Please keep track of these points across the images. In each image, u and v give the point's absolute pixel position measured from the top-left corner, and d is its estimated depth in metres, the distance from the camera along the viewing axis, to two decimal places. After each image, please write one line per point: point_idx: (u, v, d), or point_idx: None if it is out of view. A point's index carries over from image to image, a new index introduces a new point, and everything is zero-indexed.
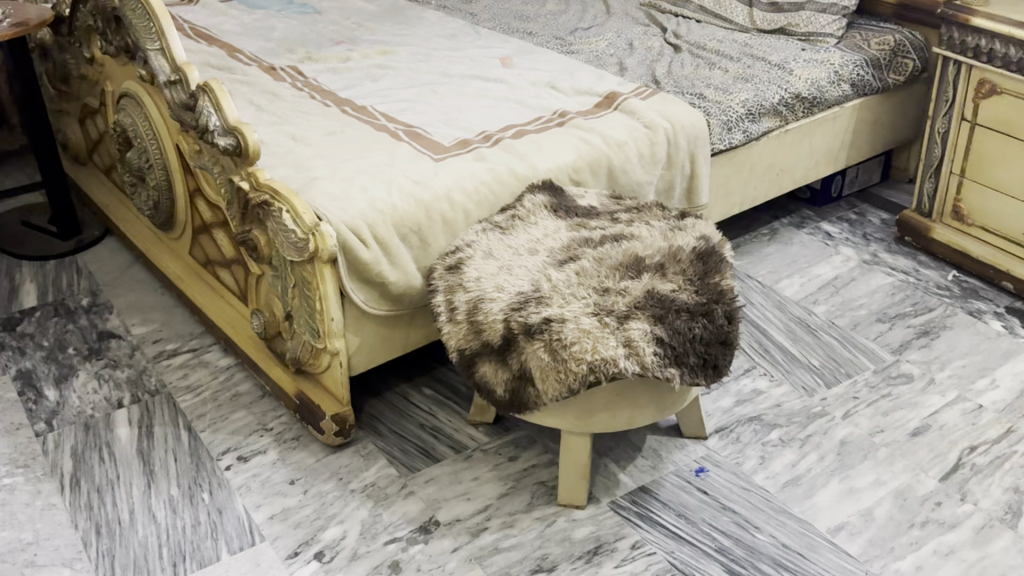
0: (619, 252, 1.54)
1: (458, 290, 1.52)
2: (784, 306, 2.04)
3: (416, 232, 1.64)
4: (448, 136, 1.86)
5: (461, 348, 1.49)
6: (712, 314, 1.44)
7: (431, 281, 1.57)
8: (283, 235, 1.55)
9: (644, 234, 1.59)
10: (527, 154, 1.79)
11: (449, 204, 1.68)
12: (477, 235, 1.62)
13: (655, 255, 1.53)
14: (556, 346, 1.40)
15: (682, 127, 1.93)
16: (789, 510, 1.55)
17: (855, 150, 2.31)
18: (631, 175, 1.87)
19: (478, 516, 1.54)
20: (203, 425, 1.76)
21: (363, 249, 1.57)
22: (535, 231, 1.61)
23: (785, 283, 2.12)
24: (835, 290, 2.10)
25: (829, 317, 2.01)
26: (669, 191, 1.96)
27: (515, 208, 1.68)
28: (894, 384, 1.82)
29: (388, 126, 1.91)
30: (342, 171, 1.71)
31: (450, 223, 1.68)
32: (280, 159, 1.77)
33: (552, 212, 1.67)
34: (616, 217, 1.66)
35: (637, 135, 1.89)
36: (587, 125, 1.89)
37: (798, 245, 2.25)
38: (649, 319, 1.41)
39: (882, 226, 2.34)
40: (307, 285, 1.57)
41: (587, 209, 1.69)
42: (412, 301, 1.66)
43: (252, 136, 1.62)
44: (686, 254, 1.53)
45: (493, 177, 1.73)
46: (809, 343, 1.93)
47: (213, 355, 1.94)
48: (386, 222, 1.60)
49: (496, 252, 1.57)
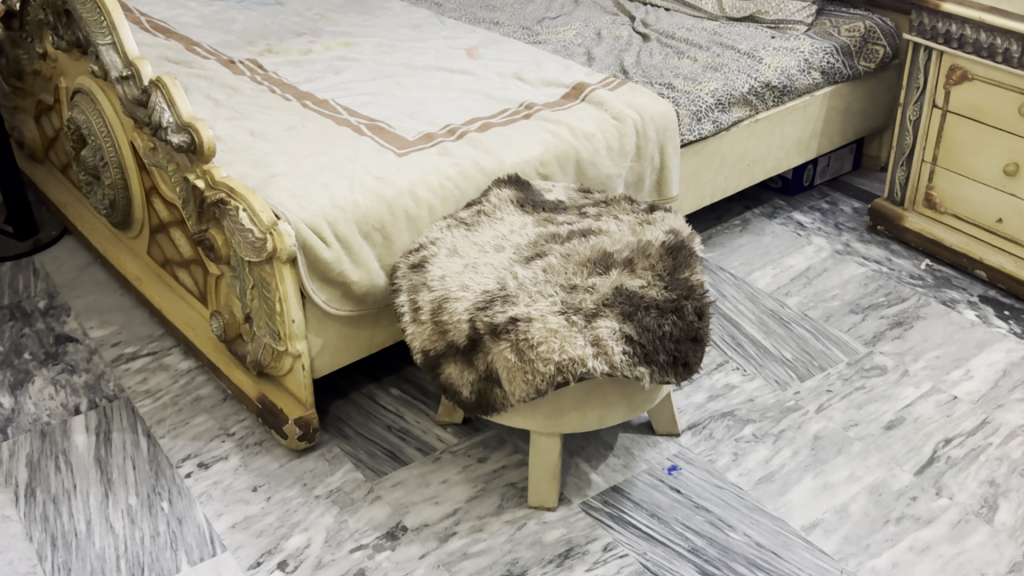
0: (586, 248, 1.50)
1: (422, 289, 1.48)
2: (756, 298, 2.01)
3: (379, 230, 1.60)
4: (412, 129, 1.81)
5: (425, 348, 1.45)
6: (682, 310, 1.41)
7: (395, 281, 1.53)
8: (240, 234, 1.51)
9: (612, 228, 1.55)
10: (493, 148, 1.75)
11: (413, 200, 1.63)
12: (442, 231, 1.57)
13: (624, 251, 1.49)
14: (523, 346, 1.36)
15: (651, 119, 1.89)
16: (763, 508, 1.52)
17: (826, 138, 2.29)
18: (600, 169, 1.83)
19: (447, 520, 1.51)
20: (163, 431, 1.71)
21: (324, 248, 1.52)
22: (501, 227, 1.57)
23: (758, 274, 2.09)
24: (807, 281, 2.07)
25: (802, 309, 1.98)
26: (639, 183, 1.92)
27: (481, 204, 1.64)
28: (868, 376, 1.80)
29: (350, 120, 1.86)
30: (302, 169, 1.66)
31: (414, 220, 1.63)
32: (238, 156, 1.72)
33: (519, 206, 1.63)
34: (584, 211, 1.62)
35: (605, 128, 1.85)
36: (554, 117, 1.85)
37: (770, 235, 2.23)
38: (617, 316, 1.38)
39: (854, 215, 2.32)
40: (267, 286, 1.53)
41: (554, 204, 1.65)
42: (376, 301, 1.61)
43: (206, 132, 1.58)
44: (655, 249, 1.49)
45: (459, 172, 1.69)
46: (782, 336, 1.90)
47: (174, 357, 1.89)
48: (347, 220, 1.56)
49: (460, 249, 1.52)
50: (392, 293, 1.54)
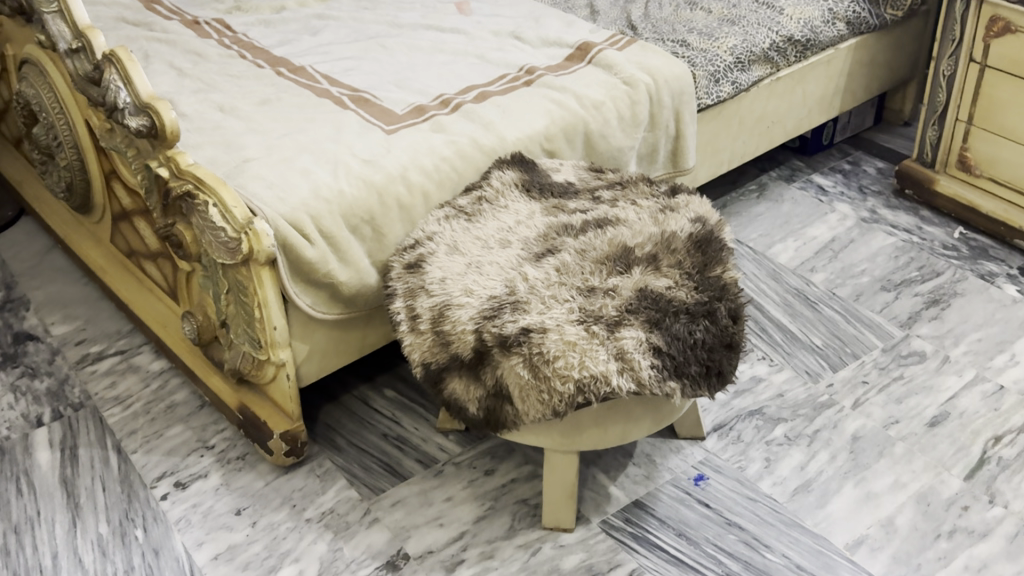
0: (604, 242, 1.33)
1: (419, 293, 1.31)
2: (779, 275, 1.86)
3: (369, 222, 1.42)
4: (401, 101, 1.63)
5: (426, 361, 1.28)
6: (715, 314, 1.25)
7: (388, 282, 1.36)
8: (211, 233, 1.33)
9: (630, 217, 1.38)
10: (493, 122, 1.56)
11: (405, 186, 1.45)
12: (439, 224, 1.40)
13: (647, 244, 1.32)
14: (537, 362, 1.20)
15: (666, 82, 1.70)
16: (802, 524, 1.38)
17: (849, 94, 2.11)
18: (610, 141, 1.65)
19: (453, 546, 1.36)
20: (135, 446, 1.55)
21: (308, 246, 1.35)
22: (506, 218, 1.40)
23: (779, 248, 1.93)
24: (833, 255, 1.91)
25: (829, 287, 1.82)
26: (653, 155, 1.74)
27: (482, 190, 1.46)
28: (905, 364, 1.65)
29: (331, 91, 1.67)
30: (280, 153, 1.47)
31: (407, 209, 1.45)
32: (207, 137, 1.53)
33: (525, 191, 1.45)
34: (598, 194, 1.44)
35: (616, 95, 1.66)
36: (558, 83, 1.66)
37: (789, 203, 2.07)
38: (644, 325, 1.21)
39: (878, 177, 2.15)
40: (243, 290, 1.35)
41: (563, 186, 1.47)
42: (367, 302, 1.44)
43: (168, 113, 1.38)
44: (681, 241, 1.32)
45: (455, 153, 1.51)
46: (810, 318, 1.75)
47: (145, 357, 1.72)
48: (333, 213, 1.38)
49: (462, 245, 1.35)
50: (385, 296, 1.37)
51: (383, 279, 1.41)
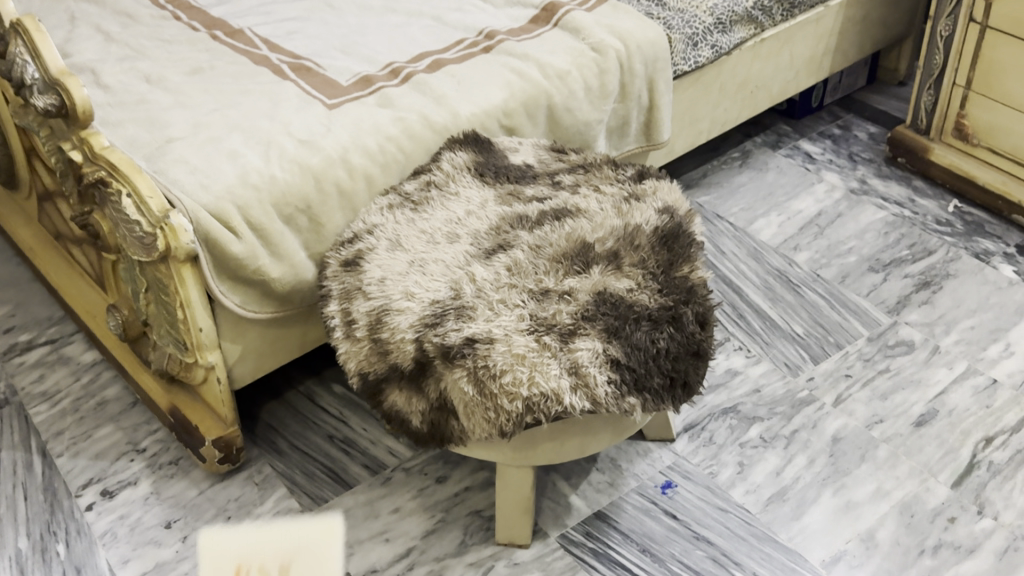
0: (561, 236, 1.21)
1: (356, 295, 1.18)
2: (760, 255, 1.74)
3: (305, 211, 1.29)
4: (346, 70, 1.49)
5: (362, 371, 1.16)
6: (681, 320, 1.13)
7: (324, 280, 1.23)
8: (126, 227, 1.21)
9: (591, 207, 1.25)
10: (445, 95, 1.43)
11: (346, 169, 1.32)
12: (381, 214, 1.27)
13: (608, 239, 1.20)
14: (482, 376, 1.08)
15: (638, 48, 1.56)
16: (775, 538, 1.27)
17: (840, 54, 1.96)
18: (576, 115, 1.52)
19: (398, 565, 1.26)
20: (61, 448, 1.43)
21: (234, 240, 1.22)
22: (455, 207, 1.27)
23: (761, 223, 1.82)
24: (819, 232, 1.79)
25: (813, 269, 1.71)
26: (623, 127, 1.61)
27: (431, 174, 1.33)
28: (892, 355, 1.53)
29: (270, 57, 1.53)
30: (209, 133, 1.34)
31: (349, 196, 1.33)
32: (129, 112, 1.39)
33: (478, 176, 1.32)
34: (558, 179, 1.32)
35: (582, 63, 1.52)
36: (520, 50, 1.52)
37: (774, 172, 1.95)
38: (601, 335, 1.09)
39: (869, 144, 2.02)
40: (164, 289, 1.23)
41: (521, 169, 1.34)
42: (304, 299, 1.32)
43: (79, 90, 1.24)
44: (646, 236, 1.20)
45: (403, 131, 1.37)
46: (791, 303, 1.63)
47: (76, 347, 1.60)
48: (263, 202, 1.25)
49: (404, 240, 1.22)
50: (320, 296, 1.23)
51: (320, 275, 1.28)
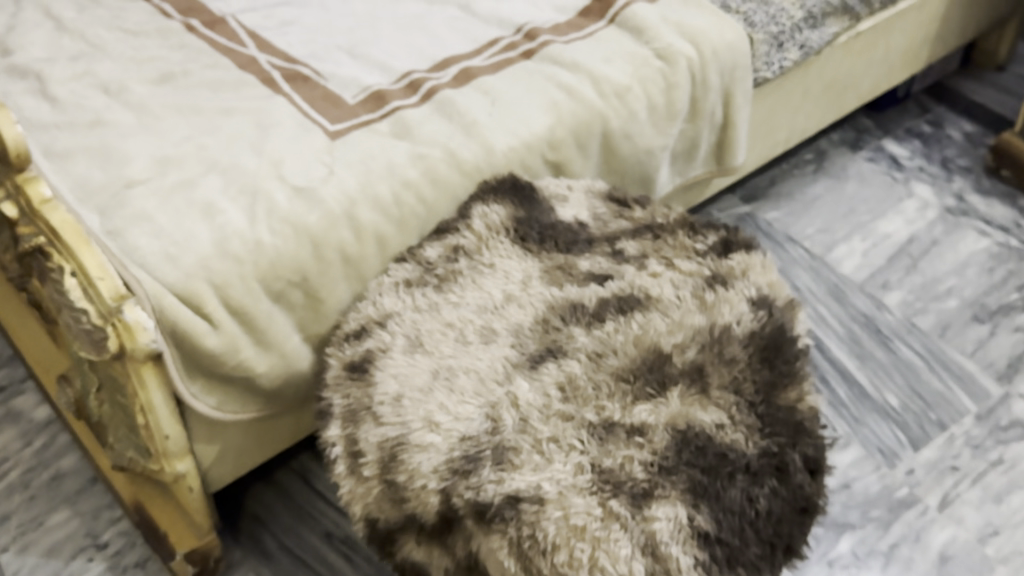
0: (627, 339, 0.94)
1: (364, 417, 0.90)
2: (842, 295, 1.48)
3: (300, 285, 1.02)
4: (352, 82, 1.20)
5: (371, 517, 0.90)
6: (787, 470, 0.86)
7: (321, 389, 0.95)
8: (70, 315, 0.94)
9: (665, 294, 0.98)
10: (476, 121, 1.13)
11: (351, 230, 1.05)
12: (396, 294, 1.00)
13: (689, 347, 0.93)
14: (527, 552, 0.81)
15: (714, 54, 1.26)
16: None
17: (940, 42, 1.65)
18: (636, 142, 1.22)
19: None
20: (6, 540, 1.19)
21: (209, 331, 0.96)
22: (492, 285, 1.00)
23: (843, 251, 1.55)
24: (912, 265, 1.53)
25: (906, 316, 1.45)
26: (691, 152, 1.31)
27: (459, 235, 1.05)
28: (1006, 442, 1.29)
29: (258, 59, 1.23)
30: (179, 174, 1.06)
31: (355, 263, 1.05)
32: (79, 138, 1.11)
33: (518, 241, 1.05)
34: (620, 246, 1.04)
35: (645, 74, 1.22)
36: (568, 56, 1.22)
37: (855, 182, 1.67)
38: (684, 499, 0.82)
39: (965, 148, 1.74)
40: (119, 390, 0.97)
41: (572, 229, 1.06)
42: (297, 392, 1.05)
43: (12, 128, 0.92)
44: (738, 343, 0.93)
45: (424, 175, 1.09)
46: (881, 363, 1.38)
47: (28, 400, 1.35)
48: (247, 278, 0.98)
49: (427, 339, 0.95)
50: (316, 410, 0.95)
51: (318, 369, 1.01)
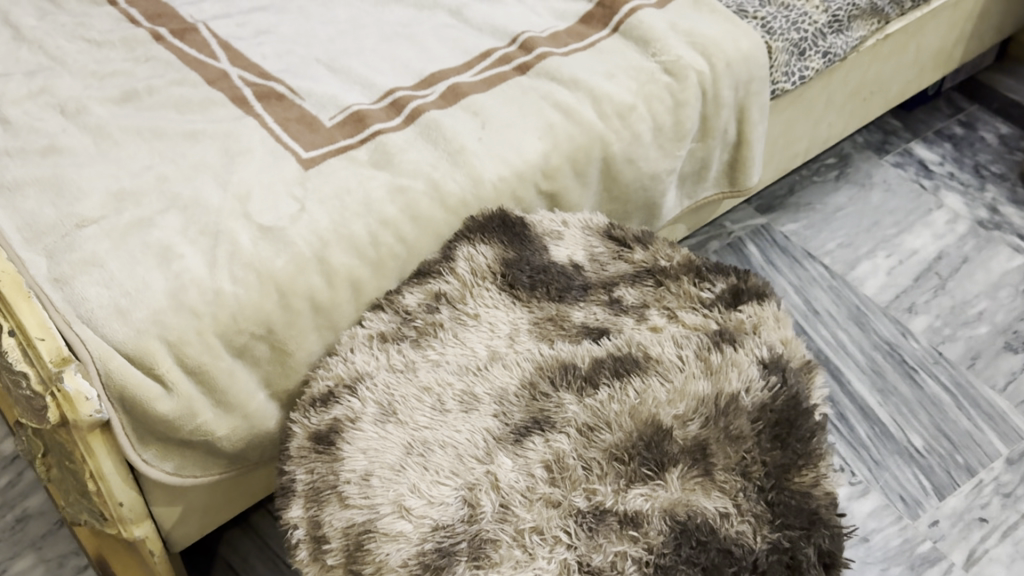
0: (623, 410, 0.84)
1: (329, 498, 0.82)
2: (864, 320, 1.38)
3: (265, 339, 0.93)
4: (329, 100, 1.10)
5: None
6: (799, 567, 0.77)
7: (284, 461, 0.86)
8: (8, 380, 0.85)
9: (666, 354, 0.88)
10: (464, 148, 1.03)
11: (323, 275, 0.95)
12: (370, 351, 0.90)
13: (692, 420, 0.83)
14: None
15: (727, 66, 1.15)
16: None
17: (976, 39, 1.52)
18: (641, 166, 1.11)
19: None
20: None
21: (163, 394, 0.87)
22: (475, 341, 0.91)
23: (866, 269, 1.45)
24: (940, 285, 1.42)
25: (932, 344, 1.35)
26: (701, 173, 1.20)
27: (441, 280, 0.96)
28: None
29: (230, 73, 1.14)
30: (135, 210, 0.97)
31: (326, 312, 0.96)
32: (29, 166, 1.01)
33: (506, 288, 0.95)
34: (617, 294, 0.95)
35: (650, 92, 1.11)
36: (567, 71, 1.11)
37: (880, 190, 1.56)
38: None
39: (999, 152, 1.63)
40: (65, 457, 0.89)
41: (566, 273, 0.96)
42: (265, 452, 0.97)
43: None
44: (747, 415, 0.83)
45: (404, 211, 0.99)
46: (905, 399, 1.28)
47: None
48: (205, 334, 0.89)
49: (400, 406, 0.85)
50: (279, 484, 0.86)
51: (284, 430, 0.91)
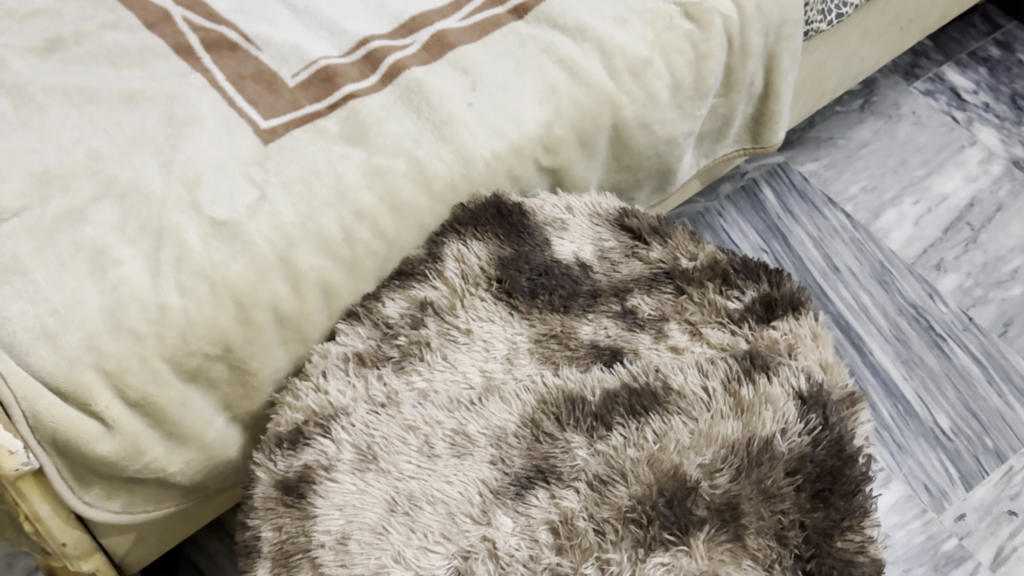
0: (640, 458, 0.72)
1: (301, 565, 0.70)
2: (888, 279, 1.25)
3: (221, 357, 0.80)
4: (292, 52, 0.93)
5: None
6: None
7: (248, 514, 0.75)
8: None
9: (688, 385, 0.76)
10: (452, 118, 0.87)
11: (288, 281, 0.82)
12: (345, 376, 0.79)
13: (721, 472, 0.71)
14: None
15: (759, 10, 0.98)
16: None
17: None
18: (655, 130, 0.98)
19: None
20: None
21: (102, 434, 0.74)
22: (468, 363, 0.80)
23: (891, 217, 1.31)
24: (972, 237, 1.30)
25: (962, 308, 1.24)
26: (719, 131, 1.08)
27: (427, 285, 0.84)
28: None
29: (172, 14, 0.96)
30: (63, 198, 0.79)
31: (295, 323, 0.83)
32: None
33: (503, 295, 0.84)
34: (631, 304, 0.84)
35: (668, 42, 0.95)
36: (573, 16, 0.94)
37: (908, 124, 1.41)
38: None
39: None
40: None
41: (569, 274, 0.85)
42: (225, 480, 0.87)
43: None
44: (782, 464, 0.71)
45: (383, 200, 0.85)
46: (931, 372, 1.18)
47: None
48: (149, 360, 0.75)
49: (381, 451, 0.74)
50: (241, 538, 0.75)
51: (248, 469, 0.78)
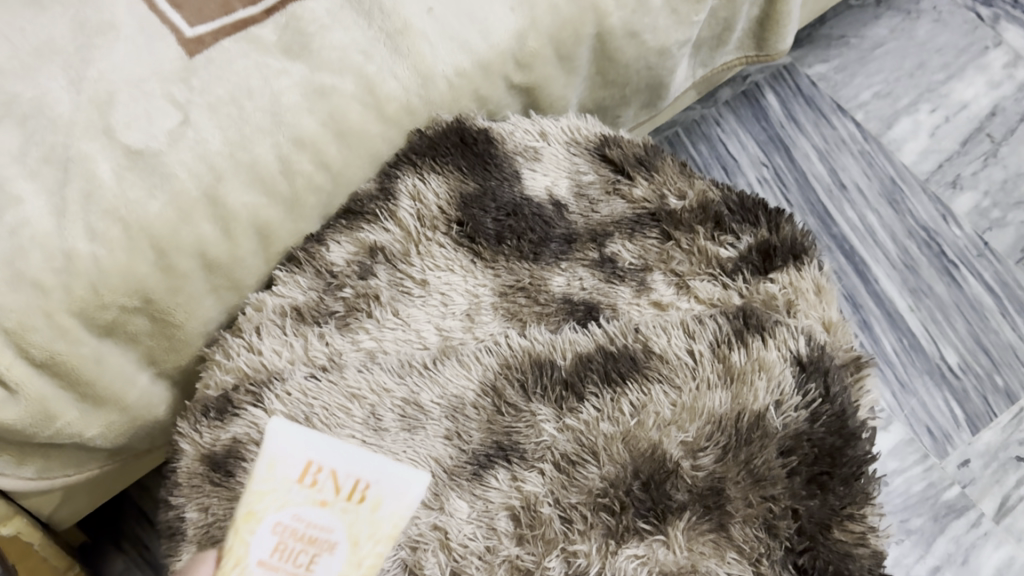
0: (614, 433, 0.63)
1: None
2: (899, 199, 1.15)
3: (140, 308, 0.69)
4: None
5: None
6: None
7: (172, 492, 0.66)
8: None
9: (672, 349, 0.67)
10: (408, 27, 0.74)
11: (216, 222, 0.71)
12: (284, 336, 0.71)
13: (705, 451, 0.62)
14: None
15: None
16: None
17: None
18: (645, 39, 0.86)
19: None
20: None
21: (6, 400, 0.64)
22: (423, 318, 0.71)
23: (906, 128, 1.20)
24: (993, 152, 1.18)
25: (977, 231, 1.14)
26: (721, 37, 0.96)
27: (376, 227, 0.76)
28: None
29: None
30: None
31: (228, 269, 0.74)
32: None
33: (465, 240, 0.75)
34: (610, 251, 0.75)
35: None
36: None
37: (929, 21, 1.28)
38: None
39: None
40: None
41: (539, 212, 0.77)
42: (153, 439, 0.79)
43: None
44: (775, 441, 0.62)
45: (328, 125, 0.74)
46: (940, 303, 1.09)
47: None
48: (56, 316, 0.64)
49: (320, 422, 0.65)
50: (165, 518, 0.67)
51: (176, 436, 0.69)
